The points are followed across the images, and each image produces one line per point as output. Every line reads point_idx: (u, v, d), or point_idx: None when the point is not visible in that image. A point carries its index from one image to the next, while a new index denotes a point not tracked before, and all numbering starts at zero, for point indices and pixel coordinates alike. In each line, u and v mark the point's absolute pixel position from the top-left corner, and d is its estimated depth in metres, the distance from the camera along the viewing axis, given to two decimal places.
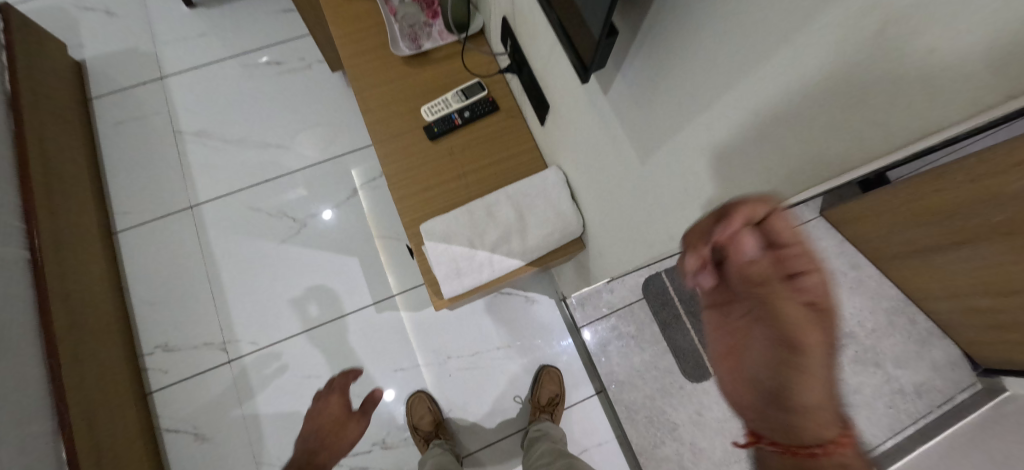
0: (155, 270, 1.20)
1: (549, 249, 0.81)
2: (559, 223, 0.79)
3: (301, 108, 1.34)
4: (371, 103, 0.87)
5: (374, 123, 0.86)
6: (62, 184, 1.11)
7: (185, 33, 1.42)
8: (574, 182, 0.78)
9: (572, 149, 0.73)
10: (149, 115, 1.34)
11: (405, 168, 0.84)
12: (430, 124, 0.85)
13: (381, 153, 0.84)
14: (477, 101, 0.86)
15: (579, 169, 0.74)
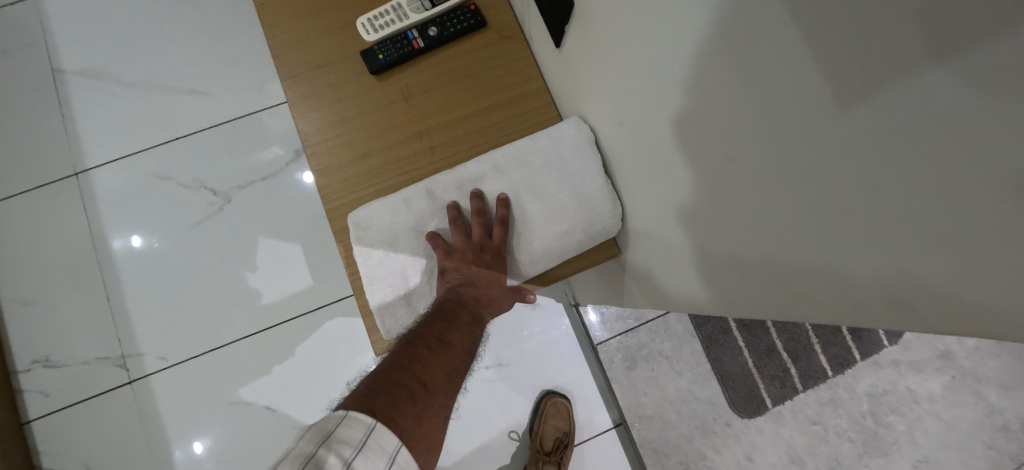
0: (30, 259, 0.90)
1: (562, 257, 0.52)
2: (581, 219, 0.49)
3: (223, 39, 0.98)
4: (279, 11, 0.53)
5: (285, 44, 0.53)
6: None
7: None
8: (609, 148, 0.47)
9: (613, 91, 0.42)
10: (18, 47, 0.99)
11: (335, 118, 0.52)
12: (373, 47, 0.52)
13: (296, 95, 0.52)
14: (451, 10, 0.53)
15: (621, 128, 0.43)
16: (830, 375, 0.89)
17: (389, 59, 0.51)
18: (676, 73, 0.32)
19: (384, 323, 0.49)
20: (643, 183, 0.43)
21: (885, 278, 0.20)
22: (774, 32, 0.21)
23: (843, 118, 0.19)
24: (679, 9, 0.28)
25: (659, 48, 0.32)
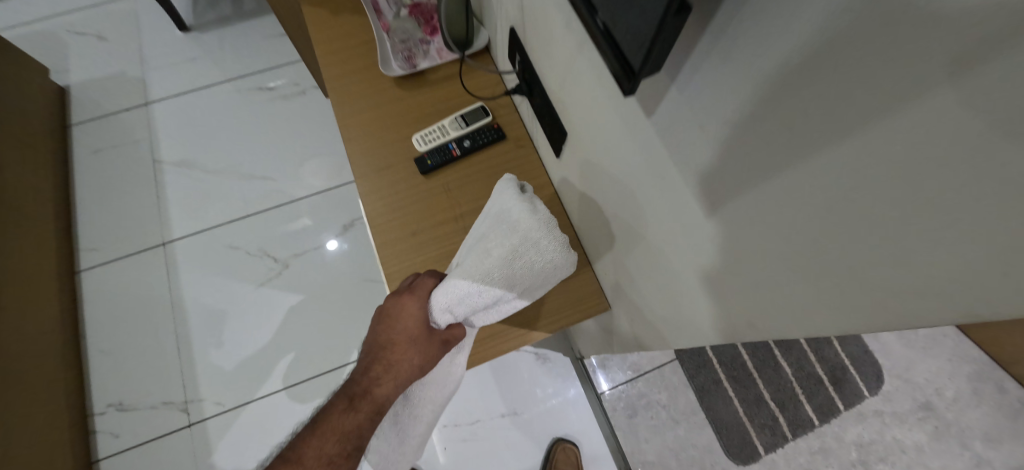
0: (116, 314, 1.06)
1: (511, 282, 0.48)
2: (499, 253, 0.47)
3: (291, 136, 1.23)
4: (355, 130, 0.74)
5: (357, 153, 0.72)
6: (20, 217, 0.99)
7: (177, 55, 1.34)
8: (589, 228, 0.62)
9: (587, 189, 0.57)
10: (128, 141, 1.24)
11: (392, 206, 0.70)
12: (423, 155, 0.71)
13: (365, 189, 0.71)
14: (480, 128, 0.73)
15: (593, 215, 0.58)
16: (817, 424, 0.97)
17: (434, 163, 0.70)
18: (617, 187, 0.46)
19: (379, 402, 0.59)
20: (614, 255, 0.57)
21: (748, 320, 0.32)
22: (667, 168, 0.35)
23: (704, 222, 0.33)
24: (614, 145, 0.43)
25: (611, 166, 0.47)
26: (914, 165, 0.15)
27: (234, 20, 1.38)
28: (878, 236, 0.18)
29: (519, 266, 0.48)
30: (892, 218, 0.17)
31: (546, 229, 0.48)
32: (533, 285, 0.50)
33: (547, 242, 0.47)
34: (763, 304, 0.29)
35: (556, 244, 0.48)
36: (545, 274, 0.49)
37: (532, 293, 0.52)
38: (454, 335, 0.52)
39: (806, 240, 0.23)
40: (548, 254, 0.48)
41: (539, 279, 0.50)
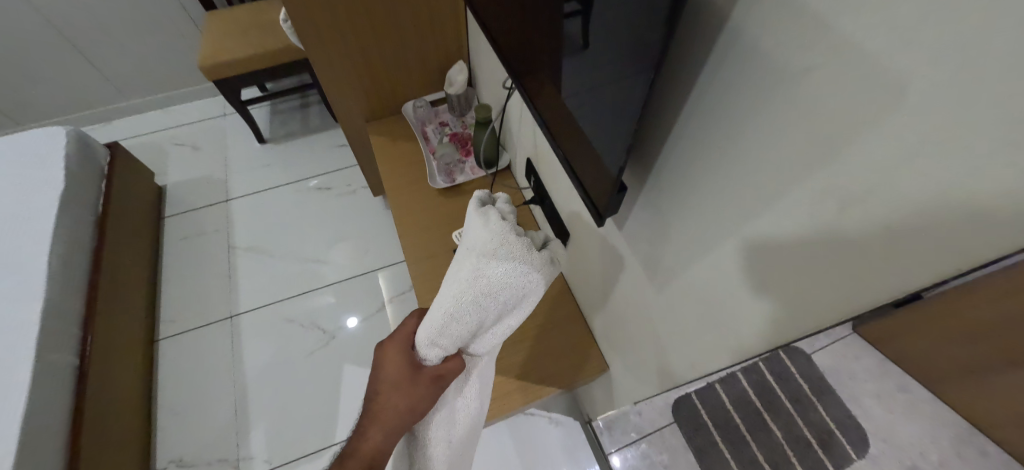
0: (185, 377, 1.23)
1: (488, 294, 0.48)
2: (467, 278, 0.48)
3: (343, 227, 1.51)
4: (407, 228, 0.97)
5: (410, 245, 0.95)
6: (121, 291, 1.22)
7: (253, 161, 1.70)
8: (594, 301, 0.85)
9: (591, 272, 0.80)
10: (209, 230, 1.51)
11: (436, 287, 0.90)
12: None
13: (416, 273, 0.91)
14: None
15: (595, 291, 0.82)
16: None
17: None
18: (612, 269, 0.71)
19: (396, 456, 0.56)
20: (615, 322, 0.78)
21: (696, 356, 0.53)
22: (636, 260, 0.61)
23: (663, 292, 0.56)
24: (609, 244, 0.69)
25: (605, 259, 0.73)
26: (750, 245, 0.36)
27: (299, 135, 1.78)
28: (746, 288, 0.39)
29: (490, 284, 0.47)
30: (750, 277, 0.38)
31: (506, 243, 0.48)
32: (513, 299, 0.49)
33: (510, 255, 0.48)
34: (695, 358, 0.53)
35: (522, 254, 0.48)
36: (521, 285, 0.48)
37: (518, 309, 0.51)
38: (444, 368, 0.51)
39: (717, 294, 0.44)
40: (516, 266, 0.48)
41: (517, 292, 0.49)
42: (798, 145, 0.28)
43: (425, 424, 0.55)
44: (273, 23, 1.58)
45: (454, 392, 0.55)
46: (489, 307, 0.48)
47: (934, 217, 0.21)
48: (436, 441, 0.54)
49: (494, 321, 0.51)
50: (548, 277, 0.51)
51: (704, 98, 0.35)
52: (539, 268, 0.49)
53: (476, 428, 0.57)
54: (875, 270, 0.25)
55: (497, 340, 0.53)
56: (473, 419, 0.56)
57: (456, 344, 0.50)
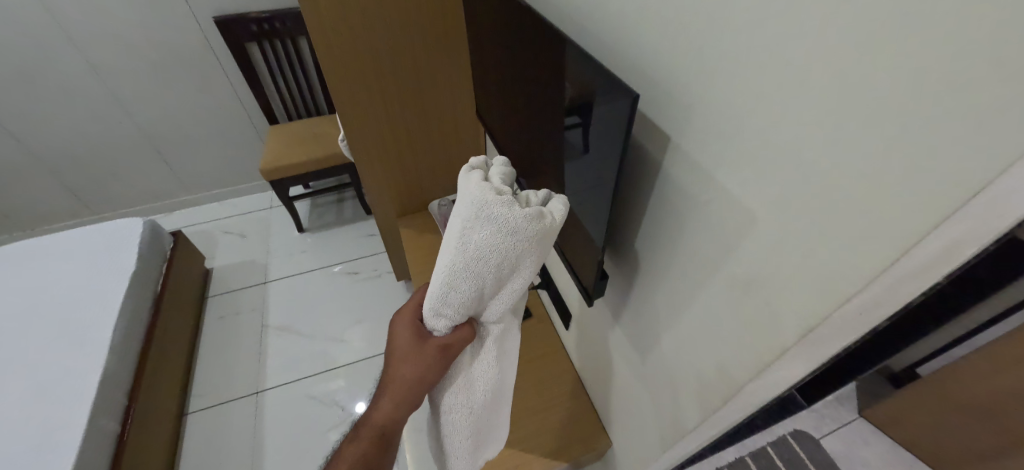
0: (206, 452, 1.28)
1: (473, 256, 0.49)
2: (453, 245, 0.51)
3: (366, 308, 1.66)
4: None
5: None
6: (164, 363, 1.34)
7: (293, 248, 1.92)
8: (595, 375, 0.96)
9: (592, 346, 0.94)
10: (245, 310, 1.67)
11: None
12: None
13: None
14: None
15: (596, 366, 0.94)
16: None
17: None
18: (606, 344, 0.85)
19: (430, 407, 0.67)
20: (614, 393, 0.88)
21: (674, 413, 0.64)
22: (624, 334, 0.76)
23: (646, 361, 0.69)
24: (603, 322, 0.85)
25: (601, 335, 0.87)
26: (708, 311, 0.51)
27: (334, 226, 2.03)
28: (710, 346, 0.52)
29: (474, 257, 0.49)
30: (709, 336, 0.52)
31: (484, 211, 0.48)
32: (503, 263, 0.50)
33: (490, 225, 0.48)
34: (674, 415, 0.64)
35: (502, 220, 0.47)
36: (507, 252, 0.49)
37: (516, 269, 0.52)
38: (449, 339, 0.56)
39: (686, 355, 0.58)
40: (498, 233, 0.48)
41: (507, 258, 0.50)
42: (729, 241, 0.44)
43: (445, 384, 0.63)
44: (325, 136, 1.91)
45: (467, 355, 0.61)
46: (480, 279, 0.51)
47: (812, 277, 0.36)
48: (453, 402, 0.63)
49: (493, 287, 0.53)
50: (542, 234, 0.50)
51: (666, 211, 0.54)
52: (526, 230, 0.48)
53: (494, 387, 0.63)
54: (785, 316, 0.40)
55: (503, 300, 0.55)
56: (488, 380, 0.61)
57: (457, 316, 0.54)
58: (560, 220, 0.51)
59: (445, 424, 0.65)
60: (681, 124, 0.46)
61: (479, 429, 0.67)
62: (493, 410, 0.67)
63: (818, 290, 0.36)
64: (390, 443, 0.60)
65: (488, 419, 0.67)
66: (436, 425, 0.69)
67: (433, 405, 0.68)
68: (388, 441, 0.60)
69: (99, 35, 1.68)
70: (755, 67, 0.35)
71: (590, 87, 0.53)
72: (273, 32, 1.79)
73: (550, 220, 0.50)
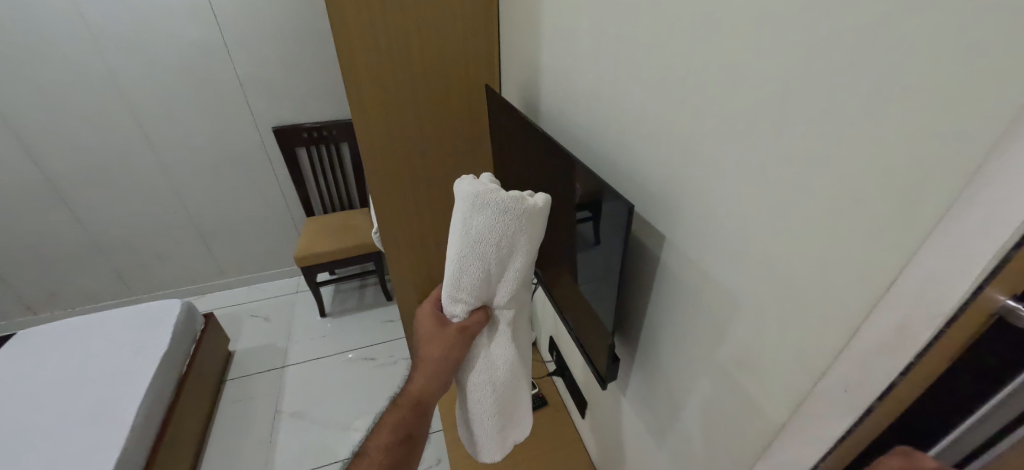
0: None
1: (475, 242, 0.59)
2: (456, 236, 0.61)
3: (375, 395, 1.77)
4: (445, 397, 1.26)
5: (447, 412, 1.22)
6: (173, 453, 1.43)
7: (313, 333, 2.08)
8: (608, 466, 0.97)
9: (603, 435, 0.96)
10: (260, 395, 1.80)
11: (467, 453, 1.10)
12: None
13: (449, 440, 1.14)
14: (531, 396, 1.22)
15: (608, 457, 0.95)
16: None
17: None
18: (617, 430, 0.88)
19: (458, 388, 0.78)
20: None
21: None
22: (635, 421, 0.78)
23: (659, 449, 0.71)
24: (613, 409, 0.88)
25: (612, 423, 0.89)
26: (710, 392, 0.56)
27: (354, 310, 2.20)
28: (717, 427, 0.56)
29: (475, 243, 0.59)
30: (714, 417, 0.56)
31: (478, 202, 0.57)
32: (500, 246, 0.60)
33: (484, 213, 0.57)
34: None
35: (494, 208, 0.57)
36: (503, 235, 0.59)
37: (515, 251, 0.62)
38: (466, 321, 0.67)
39: (694, 438, 0.61)
40: (490, 218, 0.57)
41: (504, 241, 0.60)
42: (721, 323, 0.51)
43: (468, 364, 0.74)
44: (355, 227, 2.09)
45: (486, 336, 0.72)
46: (484, 263, 0.61)
47: (797, 352, 0.42)
48: (477, 378, 0.74)
49: (497, 270, 0.64)
50: (534, 216, 0.60)
51: (666, 300, 0.61)
52: (516, 214, 0.58)
53: (510, 362, 0.74)
54: (779, 391, 0.45)
55: (509, 281, 0.66)
56: (505, 355, 0.73)
57: (472, 298, 0.66)
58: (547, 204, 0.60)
59: (472, 400, 0.77)
60: (670, 228, 0.57)
61: (502, 404, 0.78)
62: (513, 385, 0.78)
63: (803, 364, 0.42)
64: (426, 411, 0.71)
65: (510, 395, 0.78)
66: (464, 407, 0.80)
67: (460, 387, 0.79)
68: (423, 408, 0.70)
69: (174, 145, 1.97)
70: (734, 186, 0.45)
71: (596, 196, 0.64)
72: (321, 139, 2.07)
73: (539, 205, 0.60)
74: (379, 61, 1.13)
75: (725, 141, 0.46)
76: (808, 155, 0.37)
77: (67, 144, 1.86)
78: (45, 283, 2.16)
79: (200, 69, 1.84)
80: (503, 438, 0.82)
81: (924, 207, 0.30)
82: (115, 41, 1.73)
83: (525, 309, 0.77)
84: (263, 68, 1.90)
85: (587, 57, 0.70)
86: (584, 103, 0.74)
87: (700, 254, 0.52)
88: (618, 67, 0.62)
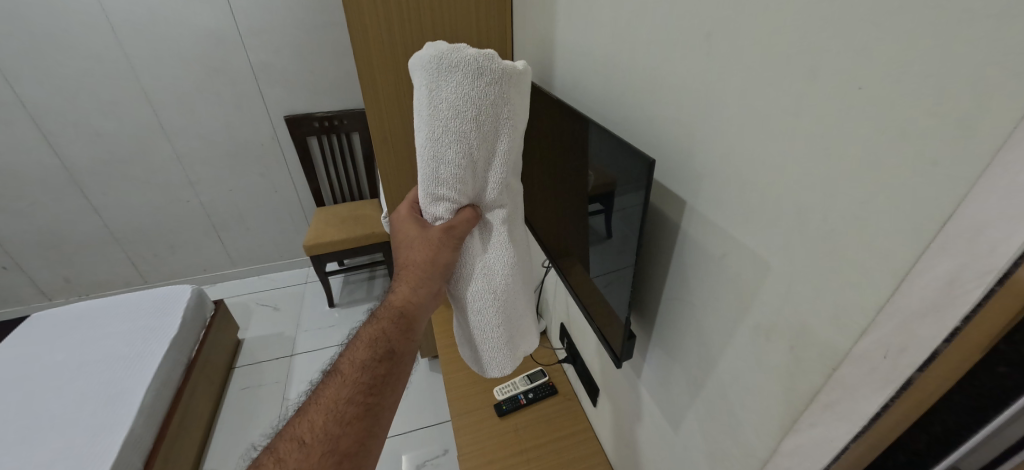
0: None
1: (449, 120, 0.57)
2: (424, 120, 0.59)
3: None
4: (453, 383, 1.24)
5: (454, 397, 1.19)
6: (182, 434, 1.46)
7: (321, 323, 2.12)
8: (620, 454, 0.95)
9: (616, 421, 0.93)
10: (269, 381, 1.84)
11: (475, 439, 1.08)
12: (499, 402, 1.15)
13: (457, 425, 1.12)
14: (539, 383, 1.19)
15: (621, 444, 0.93)
16: None
17: (508, 407, 1.14)
18: (631, 414, 0.86)
19: (456, 304, 0.77)
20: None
21: None
22: (650, 402, 0.76)
23: (677, 432, 0.69)
24: (627, 392, 0.85)
25: (626, 407, 0.87)
26: (733, 364, 0.53)
27: (360, 301, 2.24)
28: (739, 402, 0.53)
29: (447, 117, 0.57)
30: (737, 392, 0.53)
31: (441, 67, 0.55)
32: (477, 120, 0.57)
33: (450, 80, 0.55)
34: None
35: (461, 72, 0.55)
36: (477, 105, 0.56)
37: (498, 127, 0.60)
38: (451, 221, 0.66)
39: (712, 414, 0.59)
40: (458, 87, 0.55)
41: (480, 112, 0.57)
42: (747, 288, 0.48)
43: (463, 274, 0.72)
44: (365, 217, 2.10)
45: (477, 239, 0.70)
46: (462, 143, 0.59)
47: (829, 315, 0.39)
48: (475, 288, 0.72)
49: (481, 152, 0.61)
50: (507, 84, 0.57)
51: (687, 271, 0.59)
52: (486, 79, 0.55)
53: (507, 267, 0.71)
54: (809, 357, 0.42)
55: (496, 165, 0.63)
56: (500, 258, 0.70)
57: (454, 194, 0.63)
58: (522, 71, 0.58)
59: (472, 315, 0.75)
60: (689, 194, 0.55)
61: (504, 317, 0.75)
62: (514, 295, 0.75)
63: (835, 328, 0.39)
64: (409, 325, 0.70)
65: (512, 306, 0.76)
66: (466, 326, 0.79)
67: (458, 303, 0.77)
68: (406, 321, 0.69)
69: (186, 132, 1.99)
70: (763, 139, 0.42)
71: (612, 161, 0.61)
72: (331, 129, 2.07)
73: (510, 73, 0.57)
74: (390, 40, 1.12)
75: (753, 90, 0.43)
76: (848, 96, 0.34)
77: (84, 131, 1.89)
78: (61, 269, 2.20)
79: (213, 56, 1.85)
80: (512, 355, 0.80)
81: (982, 137, 0.27)
82: (130, 29, 1.74)
83: (519, 212, 0.75)
84: (275, 57, 1.91)
85: (605, 22, 0.68)
86: (601, 73, 0.72)
87: (724, 216, 0.49)
88: (637, 28, 0.60)
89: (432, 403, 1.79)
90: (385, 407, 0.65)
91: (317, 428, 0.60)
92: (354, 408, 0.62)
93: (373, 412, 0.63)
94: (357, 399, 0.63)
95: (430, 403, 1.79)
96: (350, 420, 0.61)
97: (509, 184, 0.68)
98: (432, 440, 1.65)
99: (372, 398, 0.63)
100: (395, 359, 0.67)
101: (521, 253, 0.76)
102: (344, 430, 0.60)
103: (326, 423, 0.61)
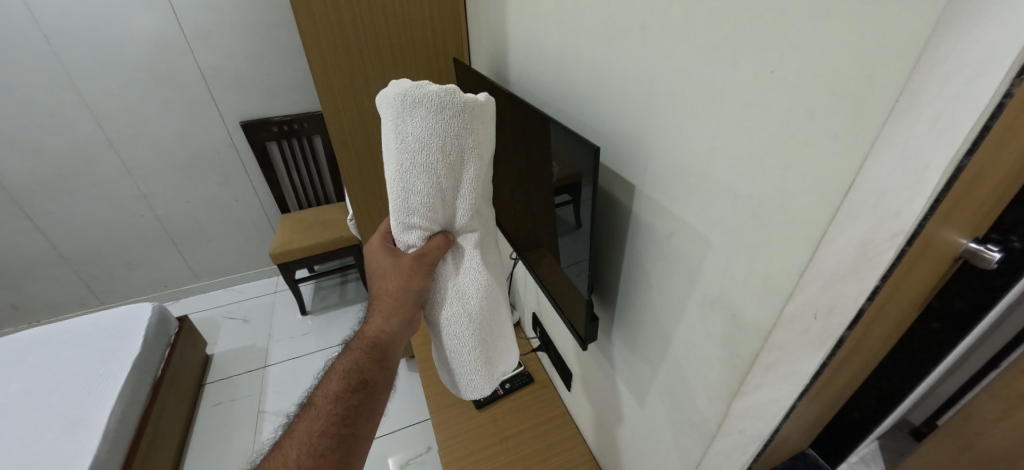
0: None
1: (417, 151, 0.57)
2: (392, 151, 0.59)
3: None
4: (430, 379, 1.25)
5: (432, 394, 1.20)
6: (153, 455, 1.42)
7: (294, 332, 2.08)
8: (596, 433, 0.98)
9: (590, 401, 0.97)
10: (242, 395, 1.79)
11: (455, 434, 1.09)
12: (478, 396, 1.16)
13: (436, 420, 1.13)
14: (516, 374, 1.21)
15: (596, 423, 0.97)
16: None
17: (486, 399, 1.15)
18: (604, 393, 0.88)
19: (432, 328, 0.78)
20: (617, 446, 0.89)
21: (669, 449, 0.67)
22: (618, 378, 0.79)
23: (645, 407, 0.72)
24: (598, 372, 0.89)
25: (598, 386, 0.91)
26: (687, 338, 0.56)
27: (335, 307, 2.22)
28: (693, 373, 0.56)
29: (414, 150, 0.57)
30: (690, 362, 0.56)
31: (406, 102, 0.55)
32: (445, 150, 0.58)
33: (415, 113, 0.56)
34: (661, 451, 0.70)
35: (424, 106, 0.55)
36: (442, 137, 0.57)
37: (464, 157, 0.60)
38: (422, 248, 0.66)
39: (672, 386, 0.62)
40: (423, 120, 0.56)
41: (447, 144, 0.58)
42: (693, 265, 0.51)
43: (437, 299, 0.72)
44: (332, 221, 2.06)
45: (451, 263, 0.70)
46: (429, 174, 0.59)
47: (761, 282, 0.42)
48: (449, 312, 0.72)
49: (449, 181, 0.61)
50: (471, 115, 0.58)
51: (641, 252, 0.61)
52: (449, 110, 0.56)
53: (481, 290, 0.72)
54: (747, 323, 0.45)
55: (465, 193, 0.64)
56: (474, 283, 0.71)
57: (425, 221, 0.64)
58: (489, 97, 0.59)
59: (447, 339, 0.75)
60: (636, 180, 0.57)
61: (480, 339, 0.76)
62: (490, 317, 0.76)
63: (767, 292, 0.41)
64: (384, 355, 0.71)
65: (488, 328, 0.76)
66: (442, 350, 0.79)
67: (433, 326, 0.77)
68: (380, 350, 0.70)
69: (135, 144, 1.89)
70: (693, 124, 0.45)
71: (568, 152, 0.63)
72: (291, 133, 2.03)
73: (476, 101, 0.58)
74: (343, 42, 1.10)
75: (684, 76, 0.45)
76: (762, 79, 0.37)
77: (19, 148, 1.77)
78: (8, 297, 2.07)
79: (158, 64, 1.77)
80: (490, 375, 0.80)
81: (871, 106, 0.29)
82: (63, 36, 1.64)
83: (491, 233, 0.75)
84: (225, 61, 1.83)
85: (551, 16, 0.69)
86: (551, 65, 0.73)
87: (668, 196, 0.52)
88: (580, 18, 0.61)
89: (413, 403, 1.78)
90: (361, 437, 0.66)
91: (291, 462, 0.61)
92: (328, 440, 0.63)
93: (347, 443, 0.64)
94: (331, 431, 0.64)
95: (411, 403, 1.79)
96: (323, 452, 0.62)
97: (480, 207, 0.69)
98: (416, 438, 1.65)
99: (346, 429, 0.65)
100: (369, 388, 0.68)
101: (495, 273, 0.76)
102: (316, 463, 0.61)
103: (300, 457, 0.62)
